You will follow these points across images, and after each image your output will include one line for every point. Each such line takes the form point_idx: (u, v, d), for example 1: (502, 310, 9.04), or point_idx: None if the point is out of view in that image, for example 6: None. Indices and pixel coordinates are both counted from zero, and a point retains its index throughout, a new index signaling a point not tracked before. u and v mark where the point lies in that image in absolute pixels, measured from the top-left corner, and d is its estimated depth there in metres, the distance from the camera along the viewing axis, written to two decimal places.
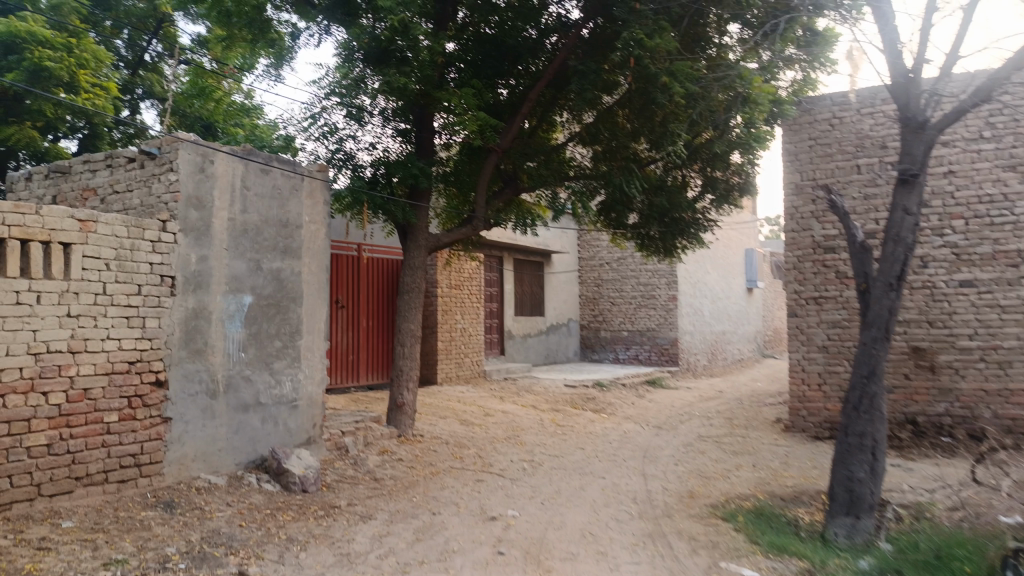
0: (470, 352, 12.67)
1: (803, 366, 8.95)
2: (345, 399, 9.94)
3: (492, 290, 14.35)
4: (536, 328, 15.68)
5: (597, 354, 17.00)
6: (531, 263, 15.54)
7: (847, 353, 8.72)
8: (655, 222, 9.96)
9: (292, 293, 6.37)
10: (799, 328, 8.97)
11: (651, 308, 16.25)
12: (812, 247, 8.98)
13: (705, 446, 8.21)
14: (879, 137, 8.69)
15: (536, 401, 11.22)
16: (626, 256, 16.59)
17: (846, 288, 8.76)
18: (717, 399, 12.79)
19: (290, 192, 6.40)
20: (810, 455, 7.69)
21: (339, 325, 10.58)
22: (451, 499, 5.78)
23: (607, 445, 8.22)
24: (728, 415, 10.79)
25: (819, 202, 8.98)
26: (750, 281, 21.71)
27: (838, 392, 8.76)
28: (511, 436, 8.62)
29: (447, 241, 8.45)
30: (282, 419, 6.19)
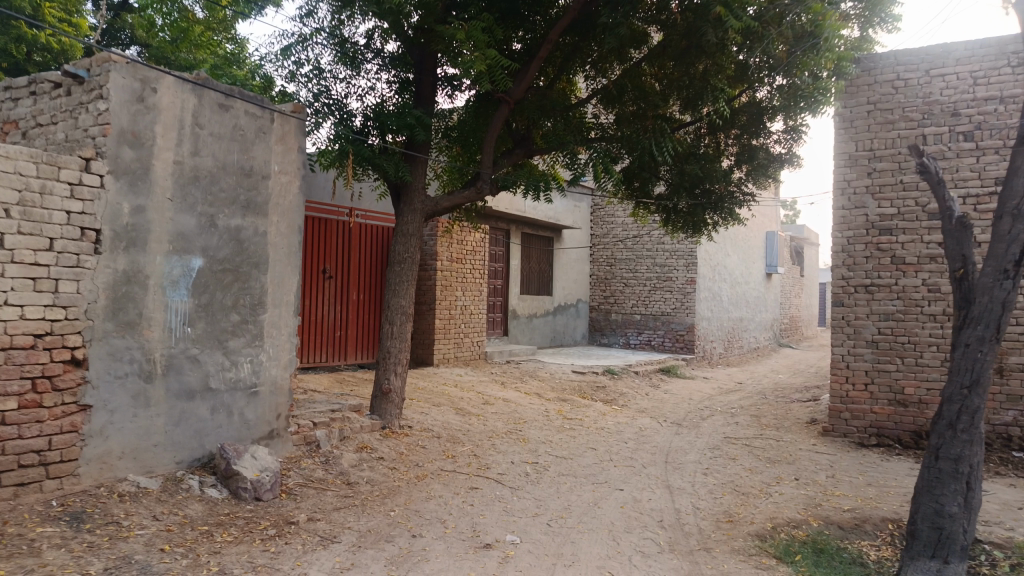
0: (471, 332, 11.61)
1: (848, 363, 7.88)
2: (329, 380, 8.90)
3: (497, 266, 13.29)
4: (543, 308, 14.60)
5: (607, 337, 15.92)
6: (540, 237, 14.44)
7: (901, 350, 7.62)
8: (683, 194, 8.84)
9: (255, 257, 5.29)
10: (845, 319, 7.91)
11: (667, 290, 15.15)
12: (864, 227, 7.86)
13: (736, 451, 7.14)
14: (950, 102, 7.48)
15: (541, 389, 10.15)
16: (643, 235, 15.41)
17: (903, 275, 7.64)
18: (738, 391, 11.71)
19: (256, 135, 5.29)
20: (859, 466, 6.61)
21: (326, 297, 9.56)
22: (438, 515, 4.73)
23: (622, 446, 7.16)
24: (754, 412, 9.71)
25: (874, 176, 7.85)
26: (769, 265, 20.55)
27: (888, 394, 7.67)
28: (513, 431, 7.56)
29: (447, 206, 7.34)
30: (237, 409, 5.15)
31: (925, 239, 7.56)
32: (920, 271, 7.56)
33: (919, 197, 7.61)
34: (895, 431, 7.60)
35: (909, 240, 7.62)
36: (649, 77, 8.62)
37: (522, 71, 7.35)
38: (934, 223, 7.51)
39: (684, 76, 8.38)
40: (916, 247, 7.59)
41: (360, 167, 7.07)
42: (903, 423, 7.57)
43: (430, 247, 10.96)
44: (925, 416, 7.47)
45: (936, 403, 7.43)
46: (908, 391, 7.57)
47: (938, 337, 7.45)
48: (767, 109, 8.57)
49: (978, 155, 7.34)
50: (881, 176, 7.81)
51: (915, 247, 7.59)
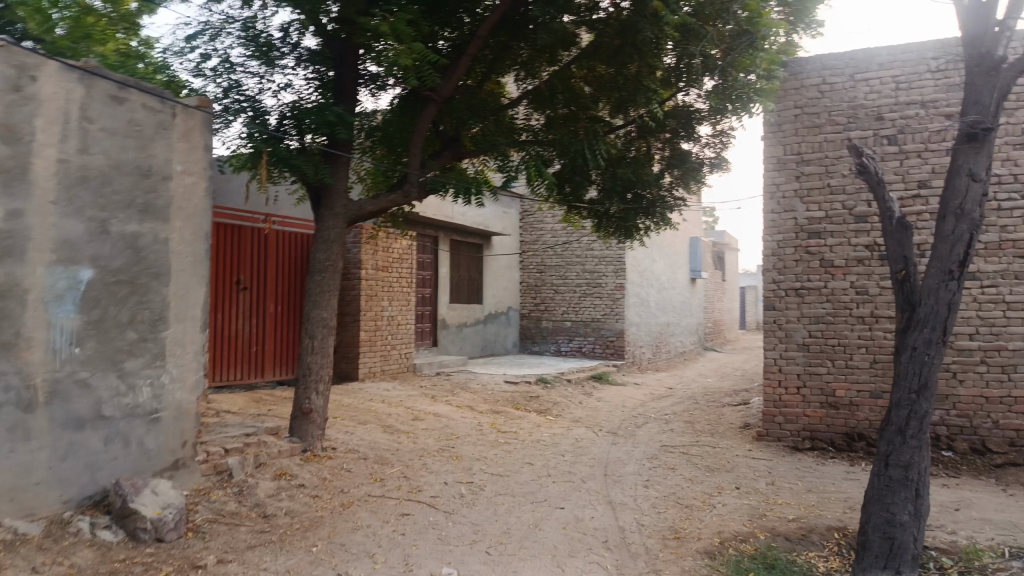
0: (397, 344, 11.14)
1: (780, 367, 7.84)
2: (244, 399, 8.28)
3: (425, 274, 12.88)
4: (473, 317, 14.24)
5: (537, 345, 15.69)
6: (468, 244, 14.10)
7: (832, 352, 7.64)
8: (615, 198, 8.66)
9: (156, 267, 4.75)
10: (777, 323, 7.88)
11: (597, 297, 15.08)
12: (794, 231, 7.84)
13: (674, 460, 6.98)
14: (874, 106, 7.57)
15: (473, 401, 9.80)
16: (572, 241, 15.30)
17: (831, 278, 7.66)
18: (670, 397, 11.67)
19: (155, 131, 4.76)
20: (796, 472, 6.55)
21: (240, 310, 8.98)
22: (366, 549, 4.32)
23: (559, 459, 6.89)
24: (688, 418, 9.64)
25: (802, 180, 7.85)
26: (694, 271, 20.87)
27: (820, 397, 7.67)
28: (444, 448, 7.18)
29: (371, 211, 6.91)
30: (136, 438, 4.59)
31: (852, 242, 7.61)
32: (849, 273, 7.60)
33: (846, 200, 7.66)
34: (827, 433, 7.62)
35: (837, 243, 7.66)
36: (578, 80, 8.47)
37: (450, 69, 7.08)
38: (861, 225, 7.59)
39: (618, 77, 8.24)
40: (844, 250, 7.63)
41: (276, 168, 6.60)
42: (834, 425, 7.59)
43: (354, 255, 10.46)
44: (856, 417, 7.51)
45: (866, 405, 7.49)
46: (839, 393, 7.60)
47: (867, 339, 7.51)
48: (696, 115, 8.61)
49: (901, 159, 7.44)
50: (810, 179, 7.82)
51: (843, 250, 7.64)
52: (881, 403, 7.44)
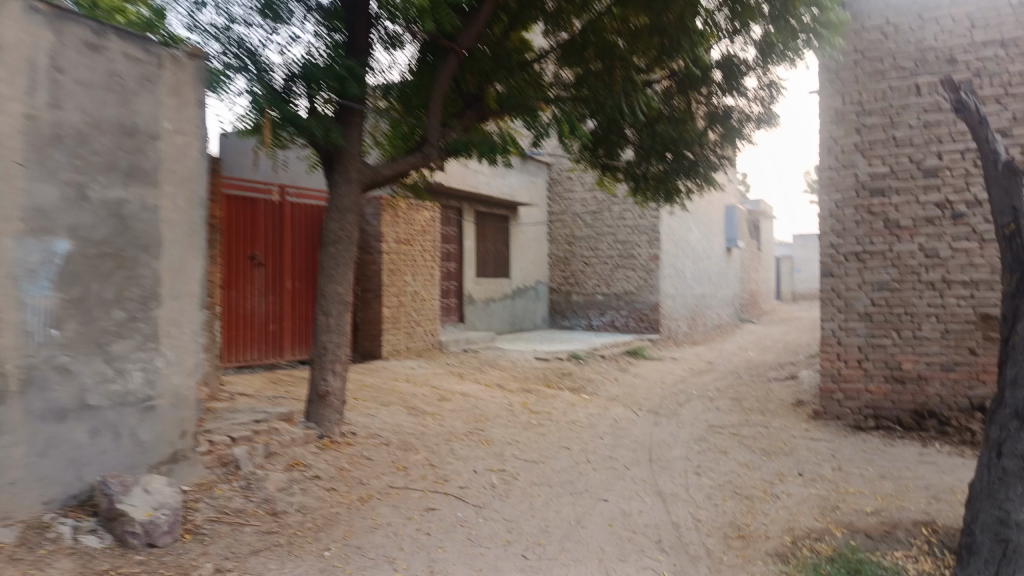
0: (422, 321, 10.62)
1: (839, 339, 7.16)
2: (261, 381, 7.83)
3: (450, 248, 12.35)
4: (501, 291, 13.68)
5: (568, 320, 15.09)
6: (495, 215, 13.52)
7: (897, 322, 6.95)
8: (654, 158, 8.02)
9: (145, 237, 4.23)
10: (836, 291, 7.18)
11: (630, 269, 14.42)
12: (855, 189, 7.12)
13: (725, 442, 6.35)
14: (946, 48, 6.79)
15: (503, 380, 9.26)
16: (602, 210, 14.62)
17: (897, 240, 6.96)
18: (711, 372, 11.02)
19: (139, 84, 4.20)
20: (864, 455, 5.90)
21: (256, 287, 8.51)
22: (386, 554, 3.79)
23: (599, 443, 6.32)
24: (733, 394, 9.00)
25: (863, 133, 7.10)
26: (730, 240, 20.08)
27: (885, 371, 6.99)
28: (473, 432, 6.65)
29: (389, 176, 6.33)
30: (128, 428, 4.10)
31: (920, 200, 6.88)
32: (917, 235, 6.89)
33: (913, 153, 6.92)
34: (892, 411, 6.94)
35: (904, 202, 6.94)
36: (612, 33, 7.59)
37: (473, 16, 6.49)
38: (930, 181, 6.85)
39: (657, 24, 7.36)
40: (911, 209, 6.91)
41: (285, 131, 6.04)
42: (901, 402, 6.91)
43: (374, 228, 9.96)
44: (925, 393, 6.82)
45: (937, 379, 6.78)
46: (906, 366, 6.91)
47: (938, 307, 6.80)
48: (740, 68, 7.80)
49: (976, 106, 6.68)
50: (872, 131, 7.07)
51: (910, 208, 6.91)
52: (953, 377, 6.72)
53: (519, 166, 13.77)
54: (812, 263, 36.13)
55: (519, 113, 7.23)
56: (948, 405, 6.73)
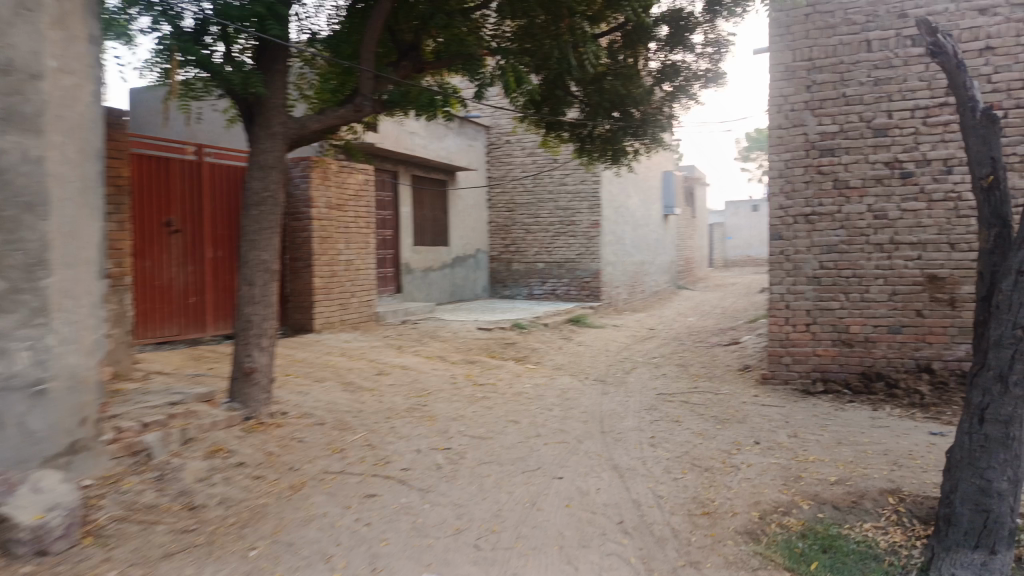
0: (356, 291, 10.08)
1: (788, 303, 7.04)
2: (180, 358, 7.20)
3: (385, 214, 11.80)
4: (439, 260, 13.19)
5: (509, 289, 14.73)
6: (432, 180, 13.02)
7: (845, 284, 6.86)
8: (600, 115, 7.89)
9: (30, 196, 3.56)
10: (785, 254, 7.05)
11: (570, 236, 14.15)
12: (805, 148, 6.96)
13: (677, 411, 6.14)
14: (896, 2, 6.66)
15: (443, 351, 8.85)
16: (543, 176, 14.24)
17: (846, 201, 6.84)
18: (654, 339, 10.89)
19: (13, 11, 3.49)
20: (817, 421, 5.78)
21: (173, 256, 7.82)
22: (320, 550, 3.37)
23: (548, 415, 6.02)
24: (679, 361, 8.84)
25: (813, 90, 6.92)
26: (667, 207, 20.08)
27: (832, 334, 6.90)
28: (415, 408, 6.24)
29: (317, 130, 5.76)
30: (16, 417, 3.48)
31: (869, 159, 6.78)
32: (866, 195, 6.79)
33: (863, 111, 6.79)
34: (840, 374, 6.87)
35: (853, 161, 6.83)
36: None
37: None
38: (880, 139, 6.75)
39: None
40: (860, 168, 6.80)
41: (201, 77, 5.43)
42: (848, 364, 6.84)
43: (302, 193, 9.35)
44: (873, 356, 6.76)
45: (884, 341, 6.73)
46: (854, 329, 6.83)
47: (885, 269, 6.74)
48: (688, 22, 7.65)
49: (927, 62, 6.59)
50: (823, 88, 6.90)
51: (859, 168, 6.80)
52: (900, 339, 6.69)
53: (455, 128, 13.26)
54: (743, 230, 36.81)
55: (459, 64, 6.75)
56: (895, 367, 6.69)
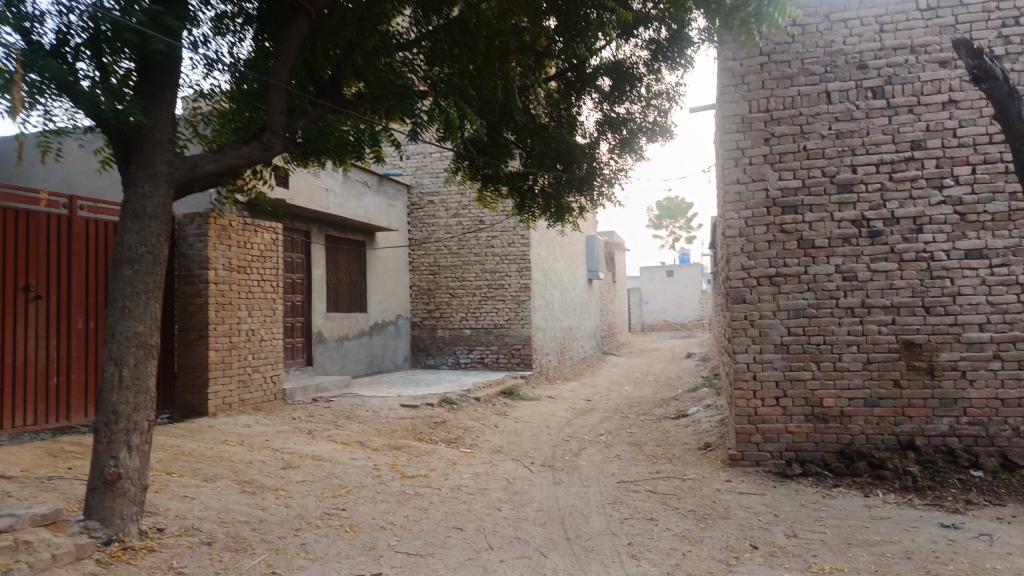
0: (259, 365, 8.82)
1: (755, 374, 6.34)
2: (32, 455, 5.77)
3: (296, 277, 10.61)
4: (357, 328, 12.03)
5: (432, 358, 13.64)
6: (348, 241, 11.96)
7: (816, 353, 6.24)
8: (548, 165, 7.17)
9: None
10: (749, 319, 6.38)
11: (499, 300, 13.32)
12: (766, 205, 6.39)
13: (647, 506, 5.24)
14: (856, 52, 6.27)
15: (364, 436, 7.68)
16: (468, 237, 13.45)
17: (812, 262, 6.28)
18: (594, 411, 10.05)
19: None
20: (808, 513, 5.01)
21: (29, 326, 6.37)
22: None
23: (497, 517, 5.00)
24: (629, 438, 8.00)
25: (773, 142, 6.40)
26: (591, 271, 19.69)
27: (804, 409, 6.23)
28: (332, 514, 5.07)
29: (213, 171, 4.72)
30: None
31: (834, 216, 6.25)
32: (833, 255, 6.24)
33: (826, 165, 6.29)
34: (815, 453, 6.16)
35: (817, 219, 6.28)
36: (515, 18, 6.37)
37: None
38: (845, 196, 6.24)
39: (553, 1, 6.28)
40: (826, 227, 6.26)
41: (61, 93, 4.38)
42: (824, 442, 6.15)
43: (199, 253, 8.15)
44: (850, 433, 6.11)
45: (860, 416, 6.11)
46: (827, 403, 6.19)
47: (858, 335, 6.16)
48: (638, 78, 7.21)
49: (889, 115, 6.18)
50: (782, 141, 6.38)
51: (825, 226, 6.27)
52: (877, 413, 6.08)
53: (373, 185, 12.35)
54: (659, 295, 37.15)
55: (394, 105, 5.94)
56: (874, 444, 6.06)
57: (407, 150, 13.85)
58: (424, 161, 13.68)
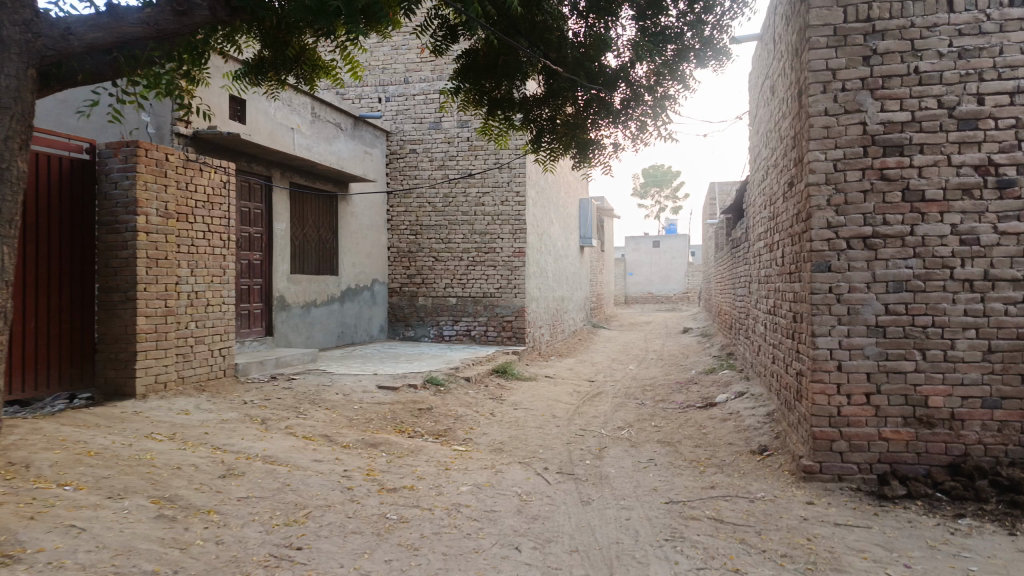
0: (204, 336, 7.22)
1: (839, 364, 4.94)
2: None
3: (254, 232, 8.99)
4: (326, 293, 10.44)
5: (412, 329, 12.09)
6: (317, 192, 10.32)
7: (921, 338, 4.83)
8: (583, 78, 5.60)
9: None
10: (835, 292, 4.96)
11: (489, 265, 11.74)
12: (862, 144, 4.93)
13: (721, 548, 3.80)
14: None
15: (332, 429, 6.17)
16: (456, 192, 11.83)
17: (921, 219, 4.84)
18: (603, 396, 8.64)
19: None
20: (952, 562, 3.61)
21: None
22: None
23: (522, 566, 3.52)
24: (657, 433, 6.57)
25: (875, 62, 4.91)
26: (584, 238, 18.21)
27: (903, 410, 4.84)
28: (284, 557, 3.56)
29: None
30: None
31: (952, 160, 4.80)
32: (948, 211, 4.80)
33: (944, 94, 4.81)
34: (916, 467, 4.80)
35: (929, 163, 4.83)
36: None
37: None
38: (967, 134, 4.78)
39: None
40: (940, 172, 4.81)
41: None
42: (928, 454, 4.78)
43: (123, 193, 6.46)
44: (962, 443, 4.74)
45: (977, 420, 4.73)
46: (934, 403, 4.80)
47: (978, 316, 4.75)
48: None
49: None
50: (887, 60, 4.89)
51: (939, 172, 4.81)
52: (999, 418, 4.70)
53: (346, 129, 10.71)
54: (644, 266, 35.80)
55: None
56: (994, 457, 4.71)
57: (387, 91, 12.16)
58: (405, 105, 12.04)
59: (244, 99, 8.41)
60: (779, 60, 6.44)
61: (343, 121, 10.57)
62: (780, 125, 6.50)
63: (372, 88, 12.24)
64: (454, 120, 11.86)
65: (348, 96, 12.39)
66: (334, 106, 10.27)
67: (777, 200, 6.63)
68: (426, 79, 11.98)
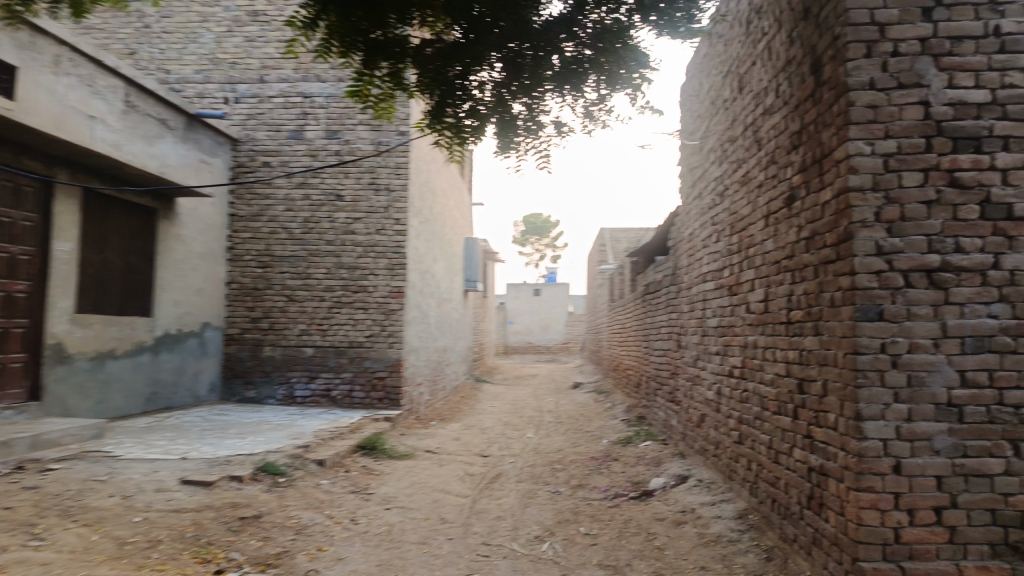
0: None
1: (898, 462, 3.22)
2: None
3: (18, 252, 6.42)
4: (130, 340, 7.84)
5: (254, 389, 9.55)
6: (121, 203, 7.80)
7: (1014, 424, 3.19)
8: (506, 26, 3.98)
9: None
10: (890, 352, 3.26)
11: (358, 308, 9.49)
12: (922, 134, 3.34)
13: None
14: None
15: (78, 570, 3.69)
16: (319, 217, 9.58)
17: (1008, 245, 3.25)
18: (503, 480, 6.58)
19: None
20: None
21: None
22: None
23: None
24: (593, 548, 4.59)
25: (938, 17, 3.37)
26: (468, 281, 16.28)
27: (992, 535, 3.17)
28: None
29: None
30: None
31: None
32: None
33: None
34: None
35: (1017, 164, 3.28)
36: None
37: None
38: None
39: None
40: None
41: None
42: None
43: None
44: None
45: None
46: None
47: None
48: None
49: None
50: (956, 15, 3.35)
51: None
52: None
53: (177, 129, 8.28)
54: (525, 314, 34.28)
55: None
56: None
57: (237, 90, 9.82)
58: (259, 108, 9.76)
59: (12, 65, 5.86)
60: (756, 41, 4.90)
61: (170, 118, 8.12)
62: (755, 125, 4.91)
63: (217, 85, 9.84)
64: (319, 130, 9.68)
65: (185, 92, 9.89)
66: (157, 96, 7.85)
67: (749, 225, 4.99)
68: (287, 79, 9.78)
